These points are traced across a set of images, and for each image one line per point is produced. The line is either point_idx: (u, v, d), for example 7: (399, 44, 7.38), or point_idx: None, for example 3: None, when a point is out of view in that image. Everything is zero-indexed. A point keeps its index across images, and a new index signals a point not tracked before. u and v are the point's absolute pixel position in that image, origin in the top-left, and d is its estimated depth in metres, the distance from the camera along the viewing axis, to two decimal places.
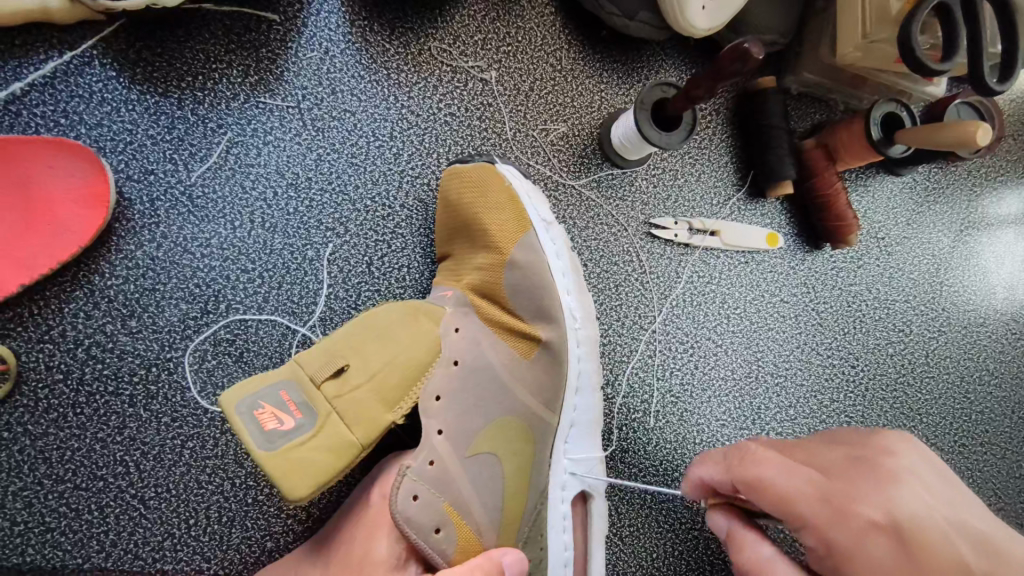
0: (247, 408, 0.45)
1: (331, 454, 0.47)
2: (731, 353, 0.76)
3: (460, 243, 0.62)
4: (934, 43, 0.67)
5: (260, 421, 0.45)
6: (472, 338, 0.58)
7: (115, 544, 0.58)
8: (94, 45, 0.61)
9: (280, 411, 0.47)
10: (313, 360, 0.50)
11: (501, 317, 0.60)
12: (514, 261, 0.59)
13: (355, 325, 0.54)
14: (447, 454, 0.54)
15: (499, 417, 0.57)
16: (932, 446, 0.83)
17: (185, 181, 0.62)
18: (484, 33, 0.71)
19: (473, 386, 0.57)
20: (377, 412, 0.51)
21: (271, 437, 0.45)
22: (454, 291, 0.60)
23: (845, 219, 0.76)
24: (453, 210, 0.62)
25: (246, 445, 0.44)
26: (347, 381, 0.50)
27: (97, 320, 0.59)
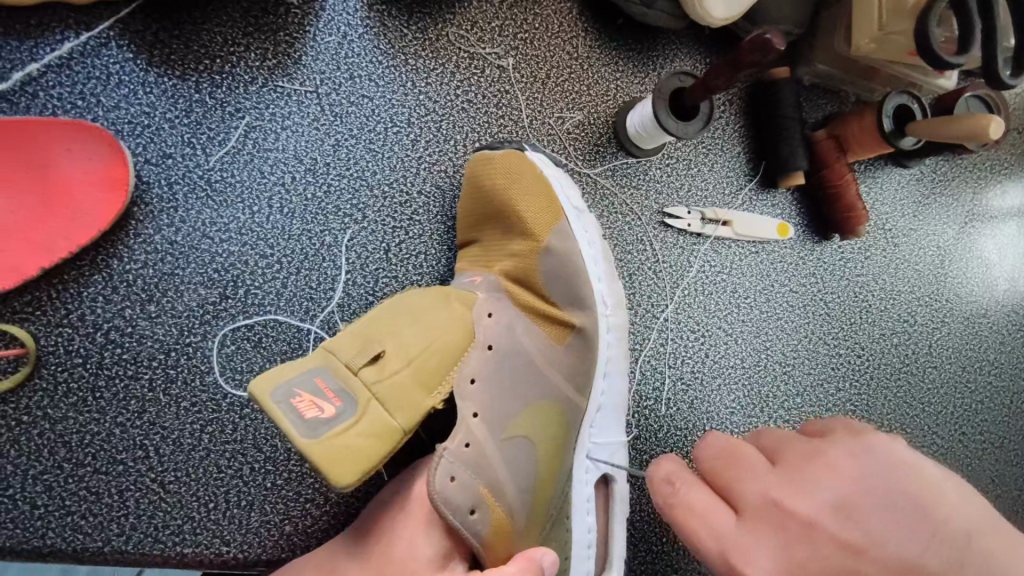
0: (283, 396, 0.44)
1: (376, 440, 0.46)
2: (741, 342, 0.77)
3: (490, 229, 0.63)
4: (949, 35, 0.68)
5: (299, 409, 0.44)
6: (506, 321, 0.58)
7: (135, 528, 0.58)
8: (111, 26, 0.60)
9: (318, 398, 0.46)
10: (346, 349, 0.49)
11: (533, 302, 0.61)
12: (551, 247, 0.61)
13: (385, 313, 0.53)
14: (481, 437, 0.53)
15: (533, 399, 0.58)
16: (933, 434, 0.85)
17: (204, 166, 0.62)
18: (501, 20, 0.71)
19: (507, 369, 0.57)
20: (415, 396, 0.50)
21: (312, 424, 0.44)
22: (486, 276, 0.61)
23: (856, 210, 0.77)
24: (483, 196, 0.62)
25: (288, 433, 0.43)
26: (384, 367, 0.49)
27: (116, 305, 0.59)
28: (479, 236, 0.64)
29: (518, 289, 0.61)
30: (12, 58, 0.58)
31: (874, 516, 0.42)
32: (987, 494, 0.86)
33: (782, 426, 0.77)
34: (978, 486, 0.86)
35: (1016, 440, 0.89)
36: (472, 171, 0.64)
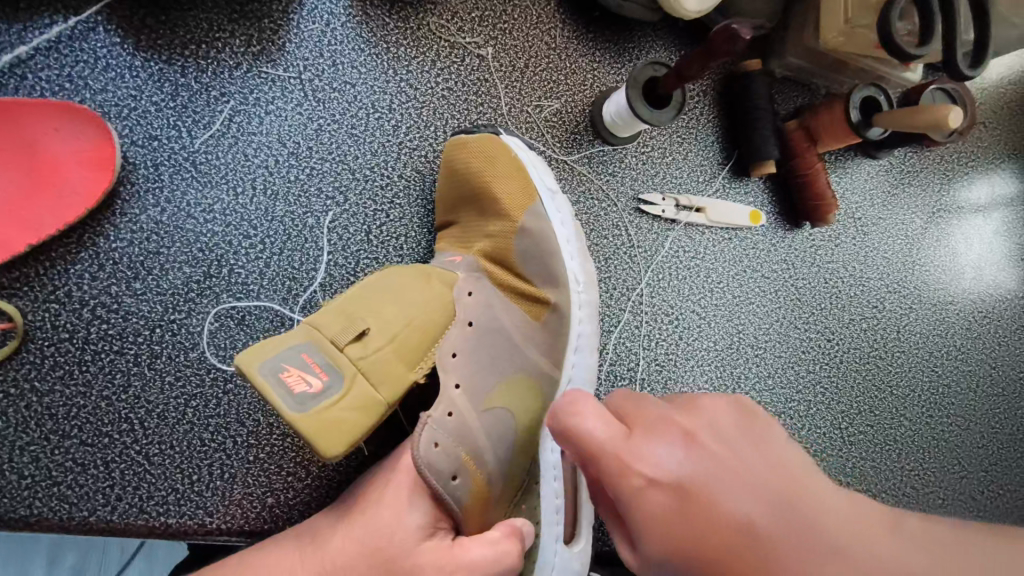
0: (271, 371, 0.45)
1: (363, 414, 0.47)
2: (714, 325, 0.79)
3: (468, 211, 0.65)
4: (911, 29, 0.71)
5: (288, 382, 0.45)
6: (484, 299, 0.60)
7: (120, 498, 0.59)
8: (98, 11, 0.62)
9: (306, 373, 0.47)
10: (330, 325, 0.50)
11: (511, 281, 0.63)
12: (525, 227, 0.63)
13: (365, 293, 0.54)
14: (463, 408, 0.54)
15: (513, 373, 0.59)
16: (900, 416, 0.88)
17: (189, 148, 0.64)
18: (481, 10, 0.73)
19: (487, 345, 0.58)
20: (400, 372, 0.51)
21: (301, 397, 0.45)
22: (465, 256, 0.63)
23: (824, 198, 0.80)
24: (459, 179, 0.64)
25: (276, 405, 0.44)
26: (368, 344, 0.51)
27: (102, 282, 0.61)
28: (457, 218, 0.66)
29: (497, 268, 0.63)
30: (0, 40, 0.60)
31: (747, 441, 0.41)
32: (953, 475, 0.89)
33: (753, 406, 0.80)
34: (945, 467, 0.88)
35: (983, 423, 0.92)
36: (449, 155, 0.66)
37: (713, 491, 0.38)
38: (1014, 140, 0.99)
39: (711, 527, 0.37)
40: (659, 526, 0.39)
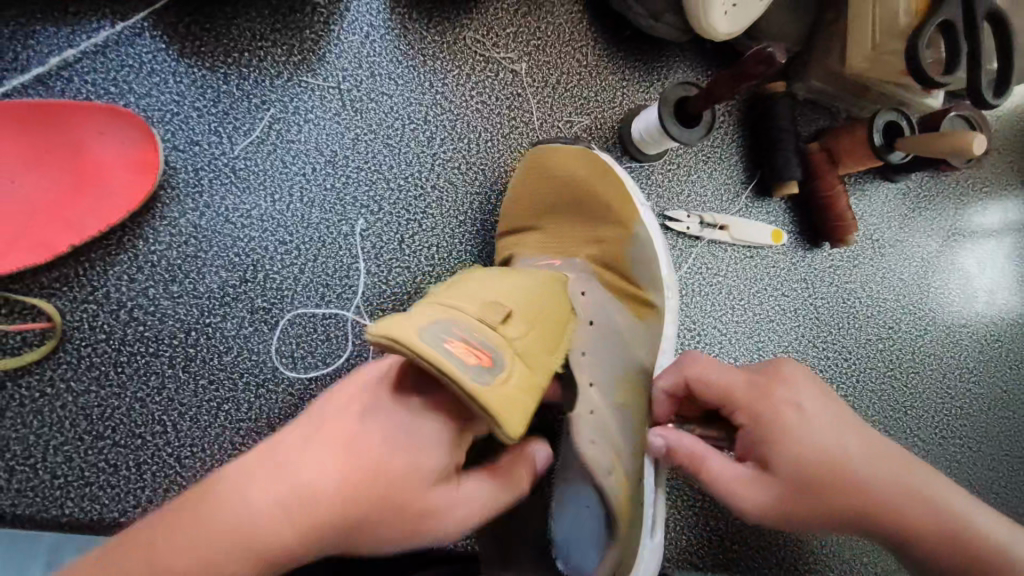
0: (433, 340, 0.39)
1: (530, 395, 0.43)
2: (735, 341, 0.80)
3: (558, 218, 0.67)
4: (937, 56, 0.72)
5: (459, 355, 0.39)
6: (597, 299, 0.61)
7: (151, 500, 0.60)
8: (145, 17, 0.63)
9: (469, 348, 0.41)
10: (471, 306, 0.44)
11: (619, 282, 0.65)
12: (637, 236, 0.67)
13: (476, 280, 0.49)
14: (599, 403, 0.55)
15: (630, 370, 0.60)
16: (914, 437, 0.89)
17: (229, 154, 0.65)
18: (516, 26, 0.75)
19: (609, 342, 0.59)
20: (544, 358, 0.47)
21: (478, 371, 0.39)
22: (566, 259, 0.64)
23: (845, 220, 0.81)
24: (556, 183, 0.67)
25: (458, 379, 0.38)
26: (514, 325, 0.46)
27: (140, 284, 0.61)
28: (543, 223, 0.67)
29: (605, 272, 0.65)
30: (49, 44, 0.60)
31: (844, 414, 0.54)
32: None
33: None
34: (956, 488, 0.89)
35: (994, 445, 0.93)
36: (538, 159, 0.68)
37: (818, 411, 0.52)
38: None
39: (825, 435, 0.50)
40: (791, 439, 0.50)
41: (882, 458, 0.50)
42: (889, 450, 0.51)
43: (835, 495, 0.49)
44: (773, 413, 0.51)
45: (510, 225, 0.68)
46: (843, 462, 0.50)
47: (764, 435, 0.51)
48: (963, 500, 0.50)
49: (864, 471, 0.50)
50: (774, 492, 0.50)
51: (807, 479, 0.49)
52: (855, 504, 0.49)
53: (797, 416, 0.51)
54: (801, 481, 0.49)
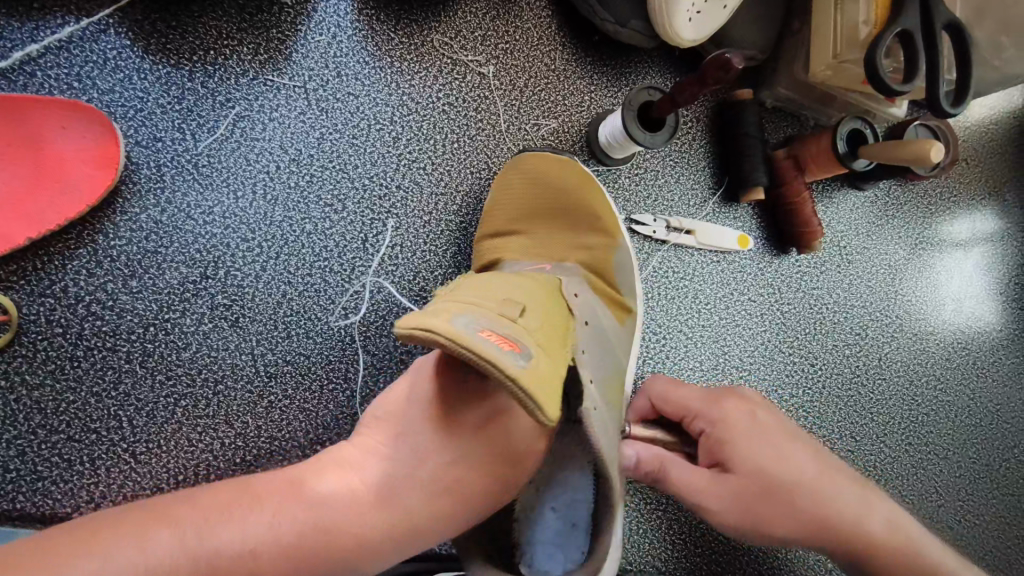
0: (467, 330, 0.37)
1: (556, 380, 0.41)
2: (701, 345, 0.81)
3: (546, 223, 0.68)
4: (897, 66, 0.74)
5: (493, 344, 0.37)
6: (588, 299, 0.59)
7: (105, 495, 0.59)
8: (111, 14, 0.64)
9: (500, 337, 0.39)
10: (489, 304, 0.42)
11: (605, 287, 0.65)
12: (624, 246, 0.69)
13: (479, 280, 0.47)
14: (597, 400, 0.52)
15: (614, 372, 0.59)
16: (880, 443, 0.89)
17: (192, 150, 0.65)
18: (484, 30, 0.75)
19: (600, 341, 0.58)
20: (561, 344, 0.46)
21: (514, 358, 0.38)
22: (556, 263, 0.64)
23: (811, 226, 0.82)
24: (540, 192, 0.68)
25: (501, 366, 0.36)
26: (535, 317, 0.44)
27: (99, 279, 0.61)
28: (528, 229, 0.67)
29: (593, 277, 0.65)
30: (12, 38, 0.61)
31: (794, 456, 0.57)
32: (930, 504, 0.90)
33: None
34: (922, 496, 0.90)
35: (960, 453, 0.94)
36: (521, 166, 0.69)
37: (768, 428, 0.58)
38: (995, 177, 1.02)
39: (777, 448, 0.57)
40: (746, 449, 0.56)
41: (824, 472, 0.57)
42: (829, 466, 0.58)
43: (779, 501, 0.55)
44: (732, 427, 0.58)
45: (491, 228, 0.67)
46: (784, 470, 0.56)
47: (723, 445, 0.57)
48: (866, 525, 0.57)
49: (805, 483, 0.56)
50: (728, 497, 0.55)
51: (757, 485, 0.55)
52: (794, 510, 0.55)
53: (752, 429, 0.58)
54: (750, 487, 0.55)
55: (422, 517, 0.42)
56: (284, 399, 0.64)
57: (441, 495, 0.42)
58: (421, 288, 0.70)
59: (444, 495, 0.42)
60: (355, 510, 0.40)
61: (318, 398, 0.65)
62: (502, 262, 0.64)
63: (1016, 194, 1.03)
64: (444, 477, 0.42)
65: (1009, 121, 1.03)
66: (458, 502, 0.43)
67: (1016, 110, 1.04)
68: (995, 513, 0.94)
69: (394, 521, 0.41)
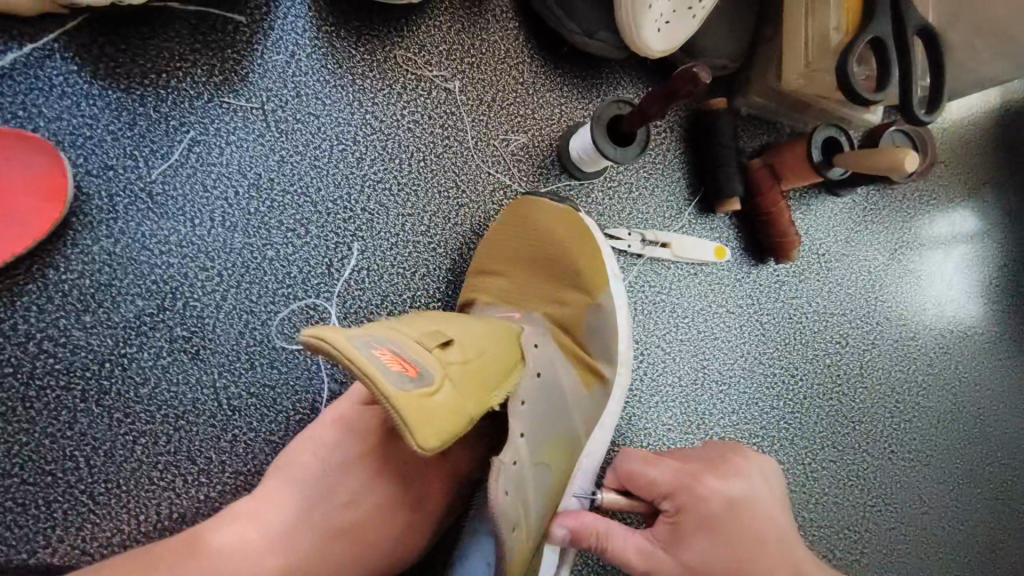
0: (363, 345, 0.38)
1: (454, 416, 0.40)
2: (679, 360, 0.79)
3: (523, 270, 0.67)
4: (870, 73, 0.72)
5: (382, 362, 0.38)
6: (549, 353, 0.59)
7: (61, 540, 0.57)
8: (56, 38, 0.61)
9: (399, 359, 0.40)
10: (413, 333, 0.44)
11: (572, 344, 0.64)
12: (602, 305, 0.66)
13: (422, 318, 0.49)
14: (523, 457, 0.50)
15: (562, 432, 0.57)
16: (863, 452, 0.88)
17: (146, 178, 0.63)
18: (449, 44, 0.74)
19: (551, 397, 0.56)
20: (484, 393, 0.45)
21: (399, 379, 0.38)
22: (525, 313, 0.64)
23: (788, 236, 0.81)
24: (528, 236, 0.67)
25: (379, 384, 0.36)
26: (458, 352, 0.45)
27: (50, 314, 0.59)
28: (508, 270, 0.66)
29: (561, 332, 0.64)
30: None
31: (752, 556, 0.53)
32: (915, 512, 0.89)
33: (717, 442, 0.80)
34: (907, 504, 0.89)
35: (944, 458, 0.93)
36: (517, 206, 0.68)
37: (735, 517, 0.54)
38: (974, 178, 1.01)
39: (738, 542, 0.53)
40: (705, 542, 0.53)
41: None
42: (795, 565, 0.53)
43: None
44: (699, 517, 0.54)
45: (478, 264, 0.66)
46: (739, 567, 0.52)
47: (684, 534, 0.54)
48: None
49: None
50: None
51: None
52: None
53: (718, 520, 0.54)
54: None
55: (320, 562, 0.47)
56: (248, 432, 0.62)
57: (339, 538, 0.48)
58: (389, 312, 0.68)
59: (341, 538, 0.48)
60: (254, 558, 0.44)
61: (283, 430, 0.63)
62: (474, 305, 0.65)
63: (995, 194, 1.02)
64: (341, 521, 0.48)
65: (986, 121, 1.02)
66: (353, 547, 0.48)
67: (993, 109, 1.03)
68: (981, 517, 0.93)
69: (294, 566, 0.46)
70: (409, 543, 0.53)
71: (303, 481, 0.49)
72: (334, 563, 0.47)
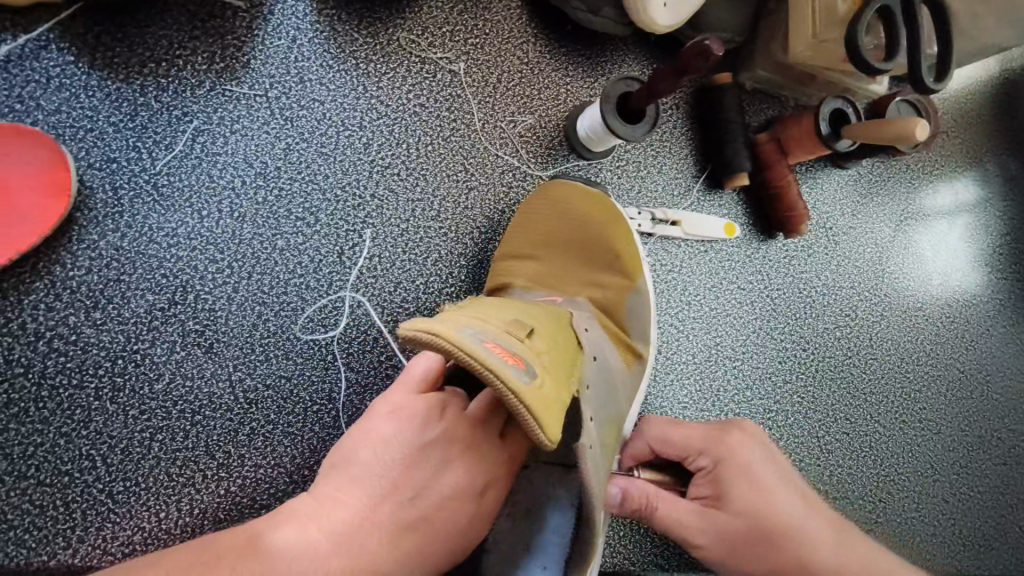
0: (476, 342, 0.38)
1: (561, 404, 0.41)
2: (693, 337, 0.79)
3: (558, 253, 0.66)
4: (877, 43, 0.72)
5: (499, 358, 0.38)
6: (597, 336, 0.59)
7: (82, 541, 0.55)
8: (51, 28, 0.59)
9: (506, 352, 0.39)
10: (500, 321, 0.43)
11: (614, 327, 0.63)
12: (640, 287, 0.66)
13: (487, 303, 0.48)
14: (596, 439, 0.51)
15: (616, 415, 0.58)
16: (875, 422, 0.89)
17: (150, 170, 0.62)
18: (451, 25, 0.72)
19: (606, 381, 0.56)
20: (567, 377, 0.46)
21: (517, 373, 0.38)
22: (566, 296, 0.64)
23: (797, 210, 0.81)
24: (569, 220, 0.66)
25: (506, 383, 0.37)
26: (541, 338, 0.45)
27: (59, 312, 0.58)
28: (541, 254, 0.65)
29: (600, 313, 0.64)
30: None
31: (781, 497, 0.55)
32: (927, 480, 0.90)
33: (733, 417, 0.80)
34: (918, 472, 0.90)
35: (953, 426, 0.94)
36: (551, 189, 0.67)
37: (762, 469, 0.56)
38: (976, 147, 1.01)
39: (770, 489, 0.55)
40: (746, 490, 0.55)
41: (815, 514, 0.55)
42: (814, 507, 0.56)
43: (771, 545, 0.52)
44: (735, 469, 0.56)
45: (508, 249, 0.65)
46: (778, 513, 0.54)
47: (724, 485, 0.55)
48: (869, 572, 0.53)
49: (796, 520, 0.54)
50: (717, 533, 0.54)
51: (750, 522, 0.53)
52: (786, 553, 0.52)
53: (751, 471, 0.56)
54: (745, 528, 0.53)
55: (390, 562, 0.43)
56: (267, 425, 0.61)
57: (406, 534, 0.45)
58: (402, 299, 0.67)
59: (409, 534, 0.45)
60: (320, 559, 0.41)
61: (302, 421, 0.62)
62: (513, 290, 0.63)
63: (996, 162, 1.03)
64: (408, 516, 0.45)
65: (986, 89, 1.03)
66: (421, 545, 0.45)
67: (992, 78, 1.03)
68: (990, 482, 0.94)
69: (363, 565, 0.42)
70: (475, 540, 0.49)
71: (365, 476, 0.46)
72: (403, 562, 0.44)
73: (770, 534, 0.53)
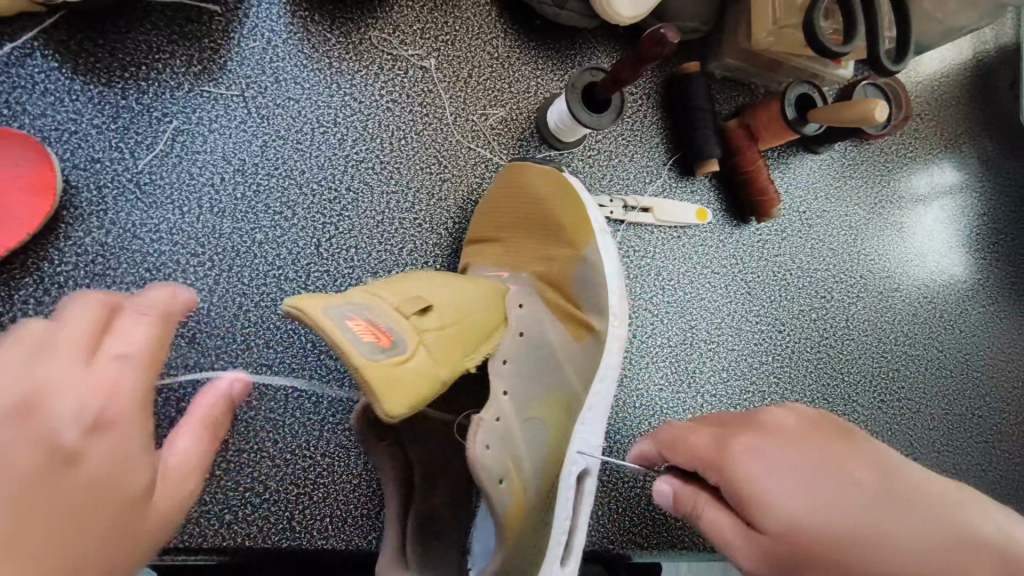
0: (338, 316, 0.42)
1: (426, 381, 0.45)
2: (668, 322, 0.81)
3: (514, 231, 0.67)
4: (836, 28, 0.74)
5: (355, 332, 0.42)
6: (535, 313, 0.62)
7: None
8: (34, 36, 0.63)
9: (372, 327, 0.43)
10: (395, 297, 0.48)
11: (559, 300, 0.65)
12: (587, 257, 0.65)
13: (410, 277, 0.53)
14: (509, 413, 0.56)
15: (551, 389, 0.61)
16: (853, 402, 0.90)
17: (133, 169, 0.64)
18: (422, 23, 0.75)
19: (534, 357, 0.60)
20: (460, 354, 0.50)
21: (372, 350, 0.42)
22: (514, 273, 0.66)
23: (768, 194, 0.82)
24: (522, 200, 0.67)
25: (348, 355, 0.40)
26: (435, 316, 0.49)
27: (48, 306, 0.60)
28: (496, 233, 0.68)
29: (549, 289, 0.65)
30: None
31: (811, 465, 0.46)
32: (905, 457, 0.91)
33: (709, 400, 0.81)
34: (896, 450, 0.91)
35: (932, 405, 0.95)
36: (505, 175, 0.68)
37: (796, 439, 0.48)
38: (950, 129, 1.02)
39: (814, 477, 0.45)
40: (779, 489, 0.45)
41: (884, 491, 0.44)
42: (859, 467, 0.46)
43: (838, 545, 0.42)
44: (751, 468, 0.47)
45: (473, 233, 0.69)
46: (838, 505, 0.43)
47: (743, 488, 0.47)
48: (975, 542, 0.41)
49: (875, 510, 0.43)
50: (765, 557, 0.45)
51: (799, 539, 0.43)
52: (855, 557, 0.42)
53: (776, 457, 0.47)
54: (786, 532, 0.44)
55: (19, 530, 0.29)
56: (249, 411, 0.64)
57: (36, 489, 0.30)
58: None
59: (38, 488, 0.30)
60: None
61: (283, 407, 0.65)
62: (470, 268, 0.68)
63: (972, 145, 1.04)
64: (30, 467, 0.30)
65: (960, 73, 1.04)
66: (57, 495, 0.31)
67: (966, 61, 1.04)
68: (971, 460, 0.95)
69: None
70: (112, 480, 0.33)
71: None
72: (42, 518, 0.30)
73: (833, 547, 0.42)
